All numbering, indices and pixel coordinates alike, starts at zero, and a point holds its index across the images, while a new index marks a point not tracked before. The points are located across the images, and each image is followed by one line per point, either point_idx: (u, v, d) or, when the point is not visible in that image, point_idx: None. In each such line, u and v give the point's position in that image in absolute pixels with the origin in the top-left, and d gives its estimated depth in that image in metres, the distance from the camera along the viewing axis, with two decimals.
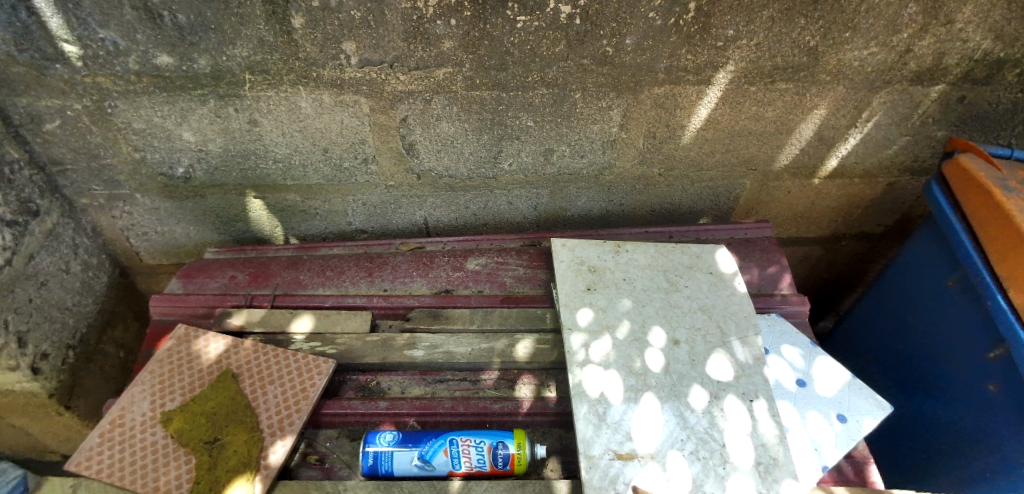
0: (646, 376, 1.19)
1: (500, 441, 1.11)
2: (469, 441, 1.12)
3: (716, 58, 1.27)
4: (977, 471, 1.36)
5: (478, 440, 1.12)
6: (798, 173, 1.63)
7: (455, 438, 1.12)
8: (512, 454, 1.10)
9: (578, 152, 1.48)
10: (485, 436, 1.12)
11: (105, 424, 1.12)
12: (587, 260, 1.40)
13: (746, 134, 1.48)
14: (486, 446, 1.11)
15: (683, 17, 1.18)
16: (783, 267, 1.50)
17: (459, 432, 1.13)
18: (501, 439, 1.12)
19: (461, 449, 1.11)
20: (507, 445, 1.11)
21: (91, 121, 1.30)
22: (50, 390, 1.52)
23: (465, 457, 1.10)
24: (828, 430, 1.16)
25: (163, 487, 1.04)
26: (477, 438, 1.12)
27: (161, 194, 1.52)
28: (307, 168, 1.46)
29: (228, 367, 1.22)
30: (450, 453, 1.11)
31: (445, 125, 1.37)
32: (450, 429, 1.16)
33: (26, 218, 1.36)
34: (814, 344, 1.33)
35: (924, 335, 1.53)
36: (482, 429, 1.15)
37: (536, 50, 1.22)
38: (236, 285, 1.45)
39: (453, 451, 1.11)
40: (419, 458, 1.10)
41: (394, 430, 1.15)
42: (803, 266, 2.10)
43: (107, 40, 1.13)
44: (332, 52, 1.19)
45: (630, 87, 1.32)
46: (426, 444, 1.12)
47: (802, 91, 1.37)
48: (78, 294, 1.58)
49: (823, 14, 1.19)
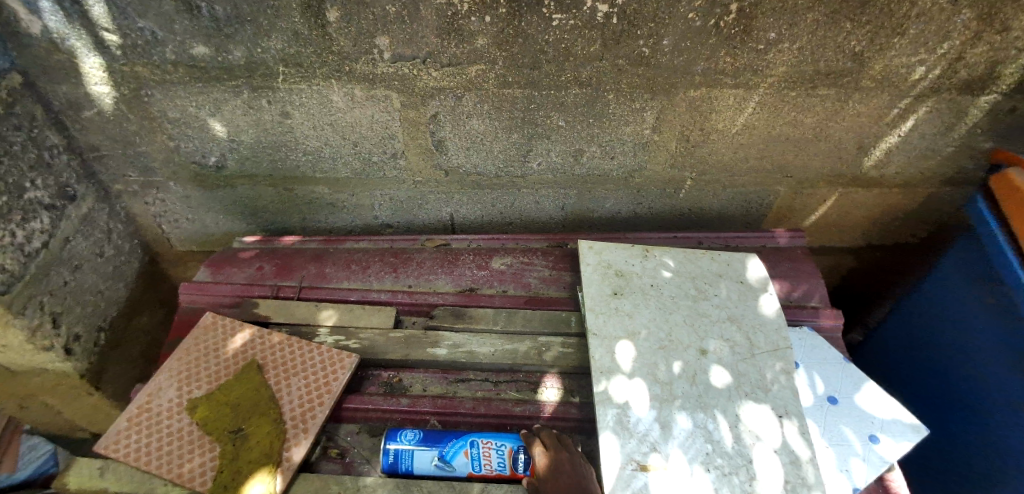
0: (672, 386, 1.16)
1: (521, 446, 1.12)
2: (490, 444, 1.12)
3: (756, 62, 1.23)
4: (987, 469, 1.35)
5: (499, 443, 1.12)
6: (835, 181, 1.58)
7: (477, 439, 1.12)
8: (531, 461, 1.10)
9: (608, 153, 1.46)
10: (506, 439, 1.13)
11: (132, 410, 1.13)
12: (613, 264, 1.38)
13: (782, 141, 1.44)
14: (506, 450, 1.11)
15: (724, 19, 1.14)
16: (815, 279, 1.46)
17: (480, 434, 1.14)
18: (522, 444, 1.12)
19: (481, 452, 1.11)
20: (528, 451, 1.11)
21: (128, 109, 1.32)
22: (81, 371, 1.56)
23: (485, 460, 1.10)
24: (859, 451, 1.13)
25: (188, 475, 1.05)
26: (498, 441, 1.12)
27: (192, 183, 1.54)
28: (336, 161, 1.46)
29: (253, 358, 1.23)
30: (470, 455, 1.11)
31: (475, 122, 1.36)
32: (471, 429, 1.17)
33: (63, 202, 1.39)
34: (847, 360, 1.29)
35: (956, 353, 1.48)
36: (502, 431, 1.16)
37: (570, 49, 1.20)
38: (262, 277, 1.47)
39: (473, 453, 1.11)
40: (439, 458, 1.11)
41: (416, 429, 1.16)
42: (833, 277, 2.03)
43: (146, 30, 1.15)
44: (365, 47, 1.19)
45: (664, 88, 1.29)
46: (447, 445, 1.12)
47: (844, 97, 1.32)
48: (110, 278, 1.61)
49: (870, 19, 1.15)
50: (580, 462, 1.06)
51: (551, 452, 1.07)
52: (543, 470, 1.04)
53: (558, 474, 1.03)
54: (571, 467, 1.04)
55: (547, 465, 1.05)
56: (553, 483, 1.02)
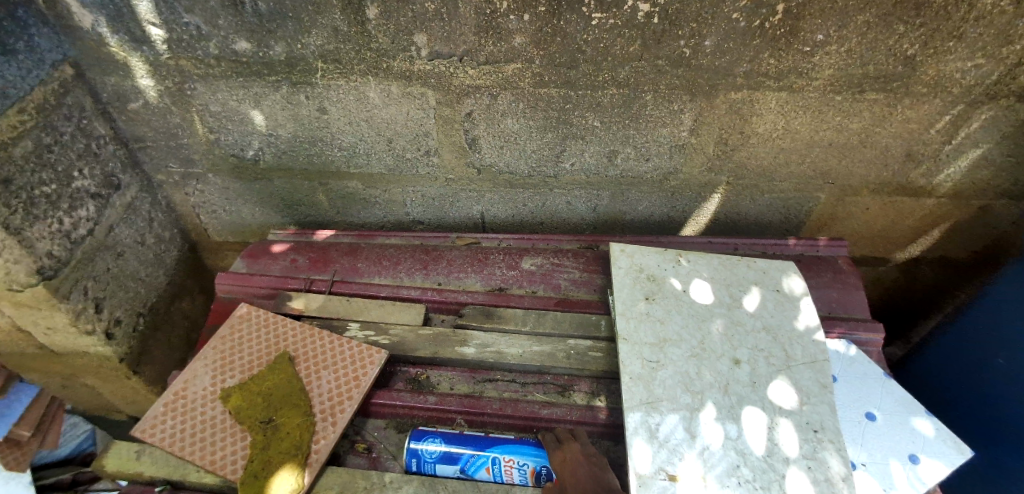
0: (703, 396, 1.14)
1: (543, 466, 1.09)
2: (512, 462, 1.10)
3: (801, 64, 1.19)
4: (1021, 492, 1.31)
5: (521, 462, 1.10)
6: (880, 190, 1.52)
7: (498, 457, 1.11)
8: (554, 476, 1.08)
9: (643, 155, 1.43)
10: (529, 458, 1.10)
11: (169, 395, 1.16)
12: (646, 269, 1.36)
13: (825, 146, 1.40)
14: (528, 469, 1.09)
15: (769, 19, 1.10)
16: (857, 292, 1.41)
17: (501, 450, 1.11)
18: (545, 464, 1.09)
19: (503, 469, 1.10)
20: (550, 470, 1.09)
21: (172, 102, 1.36)
22: (121, 355, 1.60)
23: (506, 476, 1.10)
24: (899, 471, 1.08)
25: (220, 462, 1.07)
26: (520, 460, 1.10)
27: (231, 175, 1.57)
28: (370, 157, 1.48)
29: (285, 349, 1.25)
30: (492, 471, 1.11)
31: (509, 121, 1.35)
32: (493, 438, 1.14)
33: (108, 191, 1.43)
34: (887, 375, 1.23)
35: (1005, 376, 1.41)
36: (523, 444, 1.12)
37: (609, 49, 1.18)
38: (296, 269, 1.49)
39: (495, 470, 1.10)
40: (460, 472, 1.11)
41: (438, 433, 1.14)
42: (875, 289, 1.96)
43: (191, 25, 1.17)
44: (403, 44, 1.19)
45: (704, 90, 1.26)
46: (469, 460, 1.11)
47: (893, 102, 1.27)
48: (150, 266, 1.66)
49: (925, 21, 1.10)
50: (594, 453, 1.07)
51: (564, 446, 1.08)
52: (558, 462, 1.05)
53: (575, 466, 1.04)
54: (585, 456, 1.06)
55: (561, 457, 1.06)
56: (570, 475, 1.02)
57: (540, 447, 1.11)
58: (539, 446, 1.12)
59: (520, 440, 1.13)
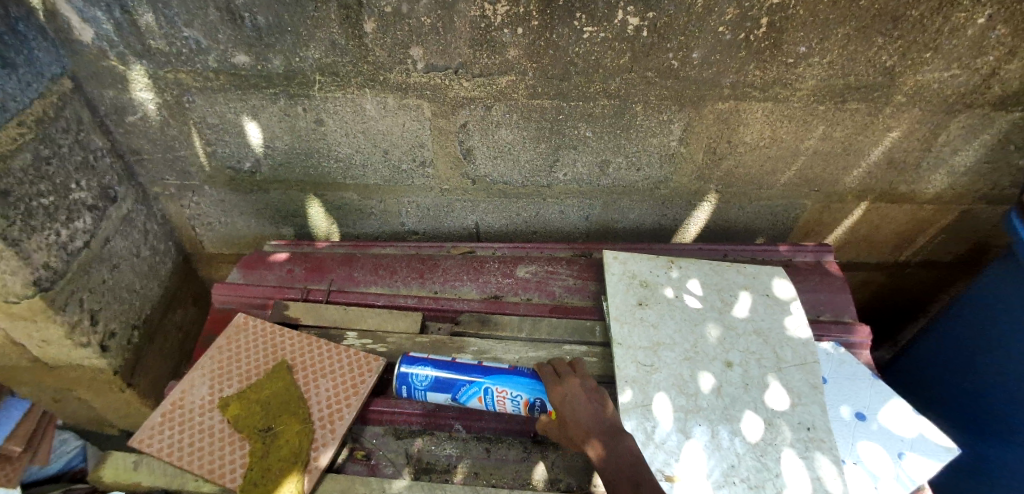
0: (697, 399, 1.15)
1: (536, 398, 1.13)
2: (504, 393, 1.15)
3: (785, 75, 1.24)
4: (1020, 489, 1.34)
5: (514, 393, 1.14)
6: (864, 196, 1.56)
7: (491, 387, 1.15)
8: (547, 407, 1.12)
9: (634, 165, 1.47)
10: (520, 390, 1.14)
11: (167, 406, 1.16)
12: (638, 275, 1.39)
13: (810, 155, 1.44)
14: (521, 400, 1.14)
15: (754, 32, 1.15)
16: (846, 295, 1.44)
17: (496, 381, 1.16)
18: (538, 395, 1.13)
19: (495, 398, 1.15)
20: (544, 402, 1.13)
21: (170, 115, 1.37)
22: (115, 367, 1.60)
23: (499, 404, 1.16)
24: (890, 469, 1.10)
25: (219, 471, 1.07)
26: (512, 391, 1.14)
27: (226, 186, 1.58)
28: (365, 168, 1.50)
29: (283, 358, 1.25)
30: (485, 401, 1.16)
31: (503, 132, 1.38)
32: (491, 369, 1.19)
33: (105, 203, 1.44)
34: (875, 376, 1.26)
35: (1001, 377, 1.41)
36: (519, 375, 1.16)
37: (600, 61, 1.21)
38: (293, 279, 1.50)
39: (488, 399, 1.16)
40: (454, 400, 1.18)
41: (430, 361, 1.21)
42: (864, 293, 2.00)
43: (190, 39, 1.19)
44: (399, 57, 1.22)
45: (692, 101, 1.30)
46: (461, 389, 1.17)
47: (873, 112, 1.32)
48: (145, 277, 1.66)
49: (903, 34, 1.15)
50: (594, 388, 1.07)
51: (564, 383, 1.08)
52: (558, 400, 1.05)
53: (574, 402, 1.03)
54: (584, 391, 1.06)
55: (561, 394, 1.06)
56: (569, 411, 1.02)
57: (535, 378, 1.15)
58: (534, 377, 1.16)
59: (515, 370, 1.18)
